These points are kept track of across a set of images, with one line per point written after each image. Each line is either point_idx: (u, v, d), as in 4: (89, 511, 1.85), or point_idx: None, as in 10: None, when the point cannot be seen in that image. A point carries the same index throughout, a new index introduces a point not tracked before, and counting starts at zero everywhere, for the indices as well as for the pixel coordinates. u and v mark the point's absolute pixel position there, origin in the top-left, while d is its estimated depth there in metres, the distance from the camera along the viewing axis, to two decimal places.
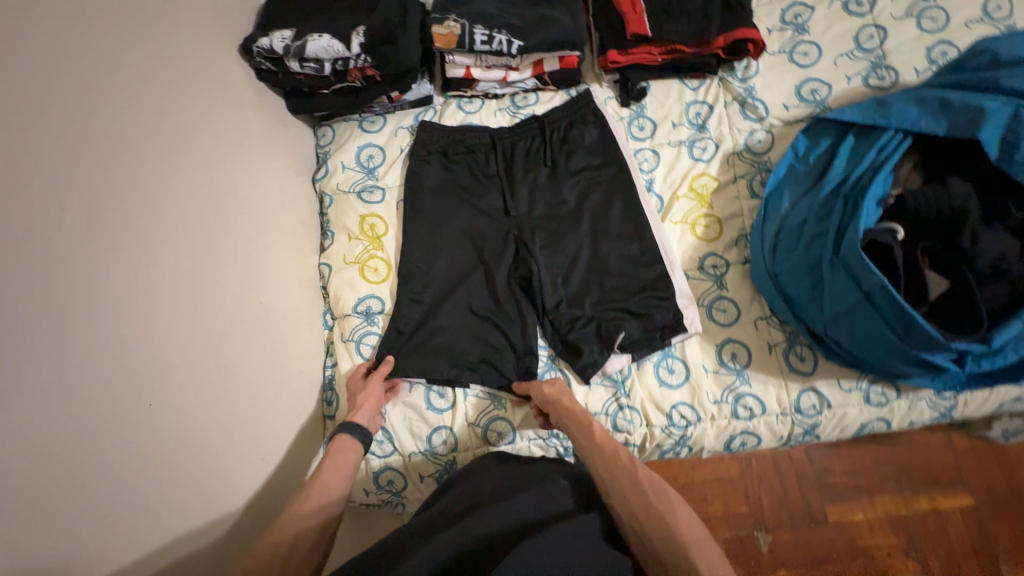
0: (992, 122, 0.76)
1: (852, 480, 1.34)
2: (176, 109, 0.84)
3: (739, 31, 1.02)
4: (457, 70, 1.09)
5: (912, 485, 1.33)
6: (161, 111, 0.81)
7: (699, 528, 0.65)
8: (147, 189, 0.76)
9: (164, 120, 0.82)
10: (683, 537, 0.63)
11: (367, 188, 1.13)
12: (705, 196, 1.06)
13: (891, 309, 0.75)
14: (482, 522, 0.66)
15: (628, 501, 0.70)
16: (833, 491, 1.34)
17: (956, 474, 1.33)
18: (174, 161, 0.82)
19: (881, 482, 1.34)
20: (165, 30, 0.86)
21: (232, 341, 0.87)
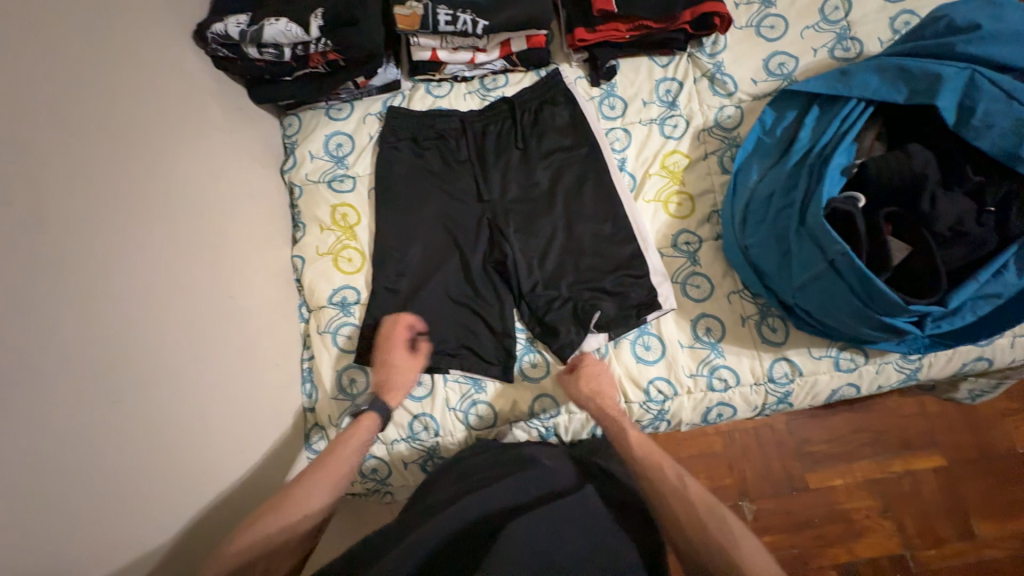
0: (949, 89, 0.77)
1: (831, 447, 1.39)
2: (132, 102, 0.81)
3: (706, 4, 1.00)
4: (423, 53, 1.07)
5: (888, 449, 1.38)
6: (116, 105, 0.78)
7: (741, 528, 0.71)
8: (106, 187, 0.73)
9: (120, 114, 0.78)
10: (729, 539, 0.69)
11: (337, 178, 1.11)
12: (677, 174, 1.07)
13: (854, 276, 0.76)
14: (468, 502, 0.70)
15: (679, 520, 0.73)
16: (813, 459, 1.38)
17: (929, 436, 1.38)
18: (133, 157, 0.79)
19: (858, 448, 1.38)
20: (114, 16, 0.82)
21: (205, 339, 0.86)
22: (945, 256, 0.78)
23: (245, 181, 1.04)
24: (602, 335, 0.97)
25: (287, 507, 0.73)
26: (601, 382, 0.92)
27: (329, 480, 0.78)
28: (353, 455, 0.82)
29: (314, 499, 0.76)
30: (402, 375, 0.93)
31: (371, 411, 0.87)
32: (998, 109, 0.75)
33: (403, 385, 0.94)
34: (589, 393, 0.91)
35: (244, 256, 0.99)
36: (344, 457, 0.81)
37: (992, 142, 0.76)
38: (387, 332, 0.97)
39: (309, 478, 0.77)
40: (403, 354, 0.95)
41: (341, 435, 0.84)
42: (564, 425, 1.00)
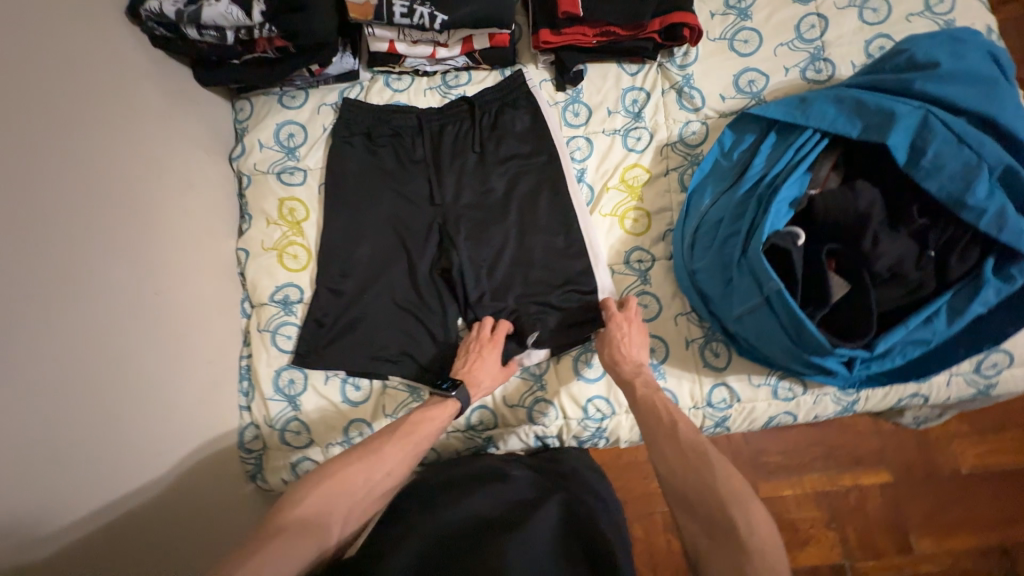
0: (901, 127, 0.75)
1: (784, 459, 1.40)
2: (50, 78, 0.75)
3: (675, 14, 0.96)
4: (380, 45, 1.02)
5: (838, 464, 1.40)
6: (30, 81, 0.72)
7: (729, 469, 0.67)
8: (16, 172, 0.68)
9: (34, 91, 0.72)
10: (713, 480, 0.66)
11: (287, 169, 1.07)
12: (636, 188, 1.05)
13: (785, 313, 0.75)
14: (444, 517, 0.73)
15: (666, 459, 0.72)
16: (766, 469, 1.40)
17: (879, 454, 1.40)
18: (50, 139, 0.73)
19: (810, 462, 1.40)
20: None
21: (133, 335, 0.81)
22: (882, 296, 0.77)
23: (186, 166, 0.98)
24: (543, 351, 0.96)
25: (373, 460, 0.73)
26: (628, 348, 0.89)
27: (413, 445, 0.77)
28: (436, 431, 0.81)
29: (395, 461, 0.75)
30: (485, 367, 0.90)
31: (451, 399, 0.85)
32: (948, 151, 0.73)
33: (484, 386, 0.90)
34: (610, 359, 0.90)
35: (182, 247, 0.94)
36: (426, 429, 0.80)
37: (940, 185, 0.74)
38: (486, 329, 0.95)
39: (396, 439, 0.77)
40: (496, 357, 0.92)
41: (422, 411, 0.82)
42: (501, 437, 1.00)
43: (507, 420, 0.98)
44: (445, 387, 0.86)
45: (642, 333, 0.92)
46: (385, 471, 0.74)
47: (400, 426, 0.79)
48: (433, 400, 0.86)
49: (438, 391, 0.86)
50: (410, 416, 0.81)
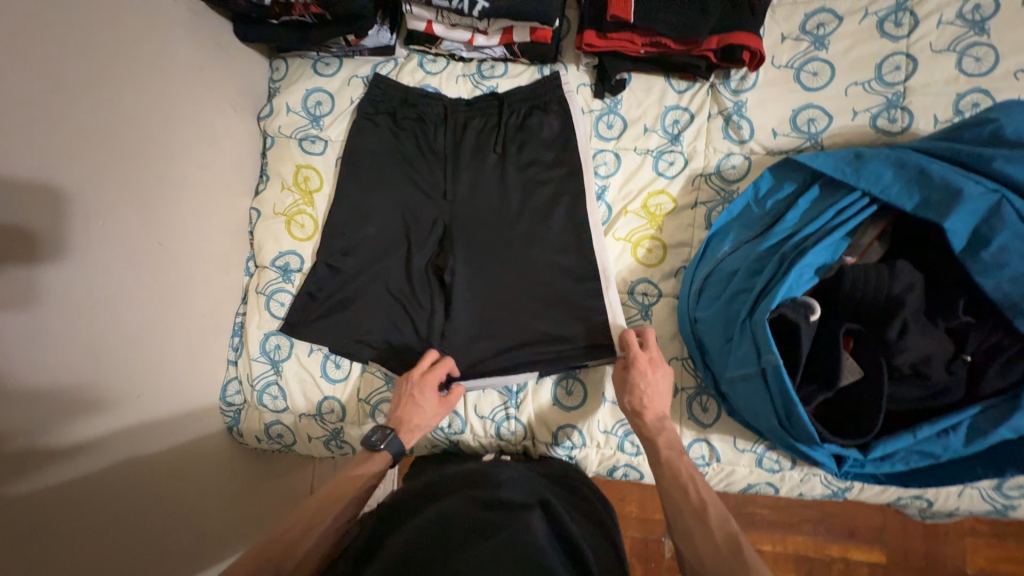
0: (964, 210, 0.65)
1: (770, 514, 1.32)
2: (80, 15, 0.75)
3: (736, 34, 0.87)
4: (416, 24, 0.98)
5: (829, 533, 1.30)
6: (58, 15, 0.72)
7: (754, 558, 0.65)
8: (30, 105, 0.69)
9: (61, 25, 0.73)
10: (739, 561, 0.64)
11: (309, 137, 1.07)
12: (657, 217, 0.98)
13: (777, 391, 0.69)
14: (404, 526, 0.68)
15: (687, 524, 0.71)
16: (749, 519, 1.33)
17: (877, 533, 1.29)
18: (72, 76, 0.74)
19: (798, 523, 1.31)
20: None
21: (130, 279, 0.84)
22: (895, 393, 0.69)
23: (209, 118, 0.99)
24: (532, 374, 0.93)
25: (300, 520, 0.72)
26: (653, 400, 0.83)
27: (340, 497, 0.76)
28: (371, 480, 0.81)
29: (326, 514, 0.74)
30: (416, 409, 0.88)
31: (384, 448, 0.83)
32: (1016, 249, 0.63)
33: (422, 426, 0.89)
34: (630, 408, 0.84)
35: (194, 199, 0.96)
36: (357, 478, 0.79)
37: (997, 284, 0.64)
38: (419, 368, 0.92)
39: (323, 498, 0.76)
40: (432, 396, 0.89)
41: (347, 469, 0.81)
42: (467, 443, 0.99)
43: (475, 429, 0.97)
44: (374, 439, 0.83)
45: (667, 384, 0.85)
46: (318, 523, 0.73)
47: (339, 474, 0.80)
48: (364, 451, 0.84)
49: (366, 445, 0.83)
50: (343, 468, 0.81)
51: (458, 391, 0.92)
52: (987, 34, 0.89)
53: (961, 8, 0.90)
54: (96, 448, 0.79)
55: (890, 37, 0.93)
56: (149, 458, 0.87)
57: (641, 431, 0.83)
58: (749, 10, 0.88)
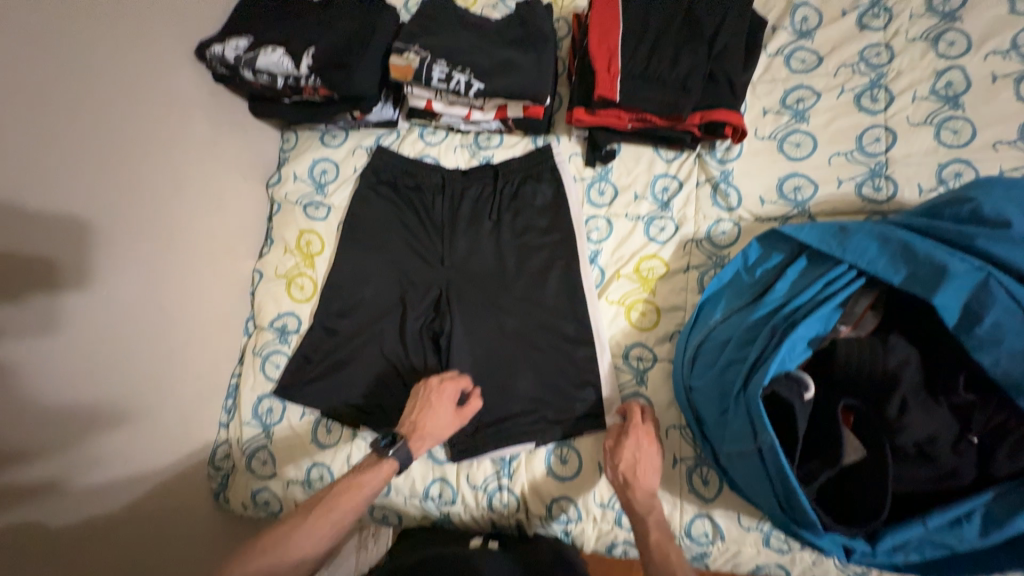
0: (951, 287, 0.65)
1: None
2: (99, 109, 0.83)
3: (717, 110, 0.92)
4: (418, 102, 1.04)
5: None
6: (79, 112, 0.80)
7: None
8: (41, 194, 0.75)
9: (79, 121, 0.80)
10: None
11: (313, 203, 1.12)
12: (649, 280, 0.99)
13: (776, 473, 0.66)
14: None
15: None
16: None
17: None
18: (85, 164, 0.81)
19: None
20: (117, 44, 0.86)
21: (124, 343, 0.87)
22: (902, 473, 0.66)
23: (218, 189, 1.05)
24: (530, 443, 0.91)
25: (280, 551, 0.73)
26: (638, 471, 0.81)
27: (326, 525, 0.75)
28: (366, 497, 0.78)
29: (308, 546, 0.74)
30: (428, 418, 0.86)
31: (390, 456, 0.81)
32: (1010, 325, 0.62)
33: (434, 435, 0.86)
34: (622, 481, 0.82)
35: (197, 265, 1.00)
36: (344, 505, 0.77)
37: (996, 361, 0.63)
38: (437, 375, 0.91)
39: (307, 524, 0.75)
40: (449, 403, 0.88)
41: (349, 479, 0.79)
42: (459, 515, 0.95)
43: (468, 500, 0.94)
44: (383, 445, 0.82)
45: (648, 449, 0.83)
46: (295, 559, 0.73)
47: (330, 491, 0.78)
48: (371, 456, 0.83)
49: (377, 447, 0.83)
50: (336, 482, 0.79)
51: (476, 401, 0.90)
52: (962, 108, 0.93)
53: (934, 84, 0.95)
54: (66, 520, 0.79)
55: (867, 111, 0.97)
56: (122, 532, 0.86)
57: (630, 505, 0.80)
58: (728, 88, 0.93)
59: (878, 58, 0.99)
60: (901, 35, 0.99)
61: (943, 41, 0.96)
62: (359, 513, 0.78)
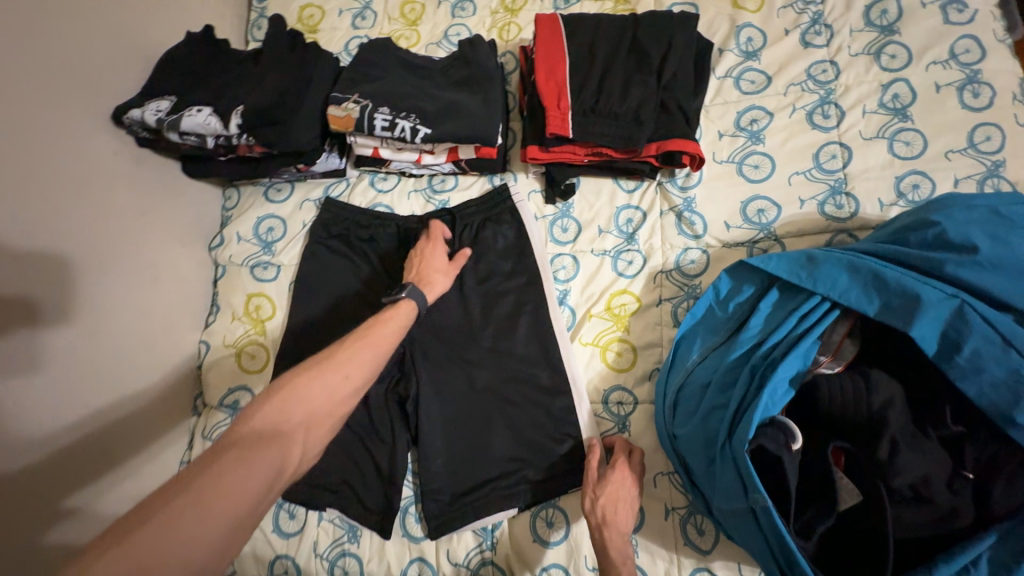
0: (928, 317, 0.62)
1: None
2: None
3: (673, 141, 0.89)
4: (364, 151, 0.98)
5: None
6: None
7: None
8: None
9: None
10: None
11: (260, 264, 1.05)
12: (622, 318, 0.94)
13: (772, 534, 0.61)
14: None
15: None
16: None
17: None
18: None
19: None
20: (21, 124, 0.79)
21: (43, 450, 0.80)
22: (901, 519, 0.62)
23: (151, 262, 0.98)
24: (511, 510, 0.85)
25: (328, 369, 0.65)
26: (617, 509, 0.76)
27: (370, 346, 0.71)
28: (400, 327, 0.76)
29: (356, 364, 0.68)
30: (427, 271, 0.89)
31: (408, 297, 0.81)
32: (990, 353, 0.60)
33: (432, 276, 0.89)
34: (599, 519, 0.76)
35: (132, 349, 0.94)
36: (382, 334, 0.73)
37: (979, 391, 0.61)
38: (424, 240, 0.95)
39: (348, 345, 0.70)
40: (437, 254, 0.92)
41: (376, 315, 0.76)
42: None
43: None
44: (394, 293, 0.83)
45: (629, 487, 0.79)
46: (345, 374, 0.66)
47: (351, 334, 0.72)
48: (386, 307, 0.80)
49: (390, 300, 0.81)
50: (360, 326, 0.74)
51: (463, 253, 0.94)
52: (910, 119, 0.93)
53: (881, 97, 0.95)
54: None
55: (820, 128, 0.96)
56: None
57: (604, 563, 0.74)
58: (683, 117, 0.91)
59: (825, 74, 0.99)
60: (844, 50, 0.99)
61: (885, 55, 0.97)
62: (393, 343, 0.74)
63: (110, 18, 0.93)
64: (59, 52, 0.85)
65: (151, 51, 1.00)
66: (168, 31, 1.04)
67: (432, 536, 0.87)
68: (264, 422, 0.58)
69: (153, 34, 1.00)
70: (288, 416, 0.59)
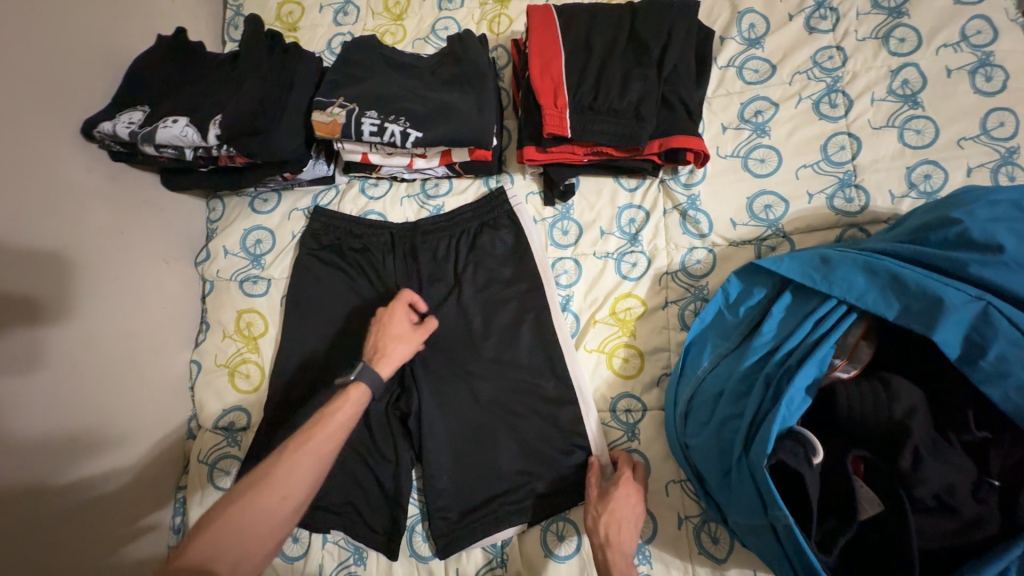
0: (952, 321, 0.59)
1: None
2: None
3: (676, 137, 0.85)
4: (352, 157, 0.94)
5: None
6: None
7: None
8: None
9: None
10: None
11: (250, 279, 1.01)
12: (628, 322, 0.91)
13: (794, 550, 0.60)
14: None
15: None
16: None
17: None
18: None
19: None
20: None
21: (34, 486, 0.77)
22: (923, 529, 0.60)
23: (133, 282, 0.93)
24: (520, 526, 0.83)
25: (263, 492, 0.63)
26: (621, 529, 0.75)
27: (313, 456, 0.66)
28: (348, 424, 0.71)
29: (298, 478, 0.64)
30: (388, 343, 0.81)
31: (360, 380, 0.75)
32: (1018, 356, 0.57)
33: (391, 350, 0.80)
34: (600, 540, 0.74)
35: (119, 376, 0.90)
36: (330, 431, 0.69)
37: (1006, 395, 0.58)
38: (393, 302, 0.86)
39: (290, 457, 0.66)
40: (403, 322, 0.83)
41: (323, 409, 0.71)
42: None
43: None
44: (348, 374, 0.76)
45: (633, 504, 0.77)
46: (282, 496, 0.63)
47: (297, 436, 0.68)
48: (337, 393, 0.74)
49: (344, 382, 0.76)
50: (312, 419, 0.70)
51: (430, 323, 0.85)
52: (921, 106, 0.89)
53: (890, 84, 0.91)
54: None
55: (828, 118, 0.92)
56: None
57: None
58: (685, 112, 0.87)
59: (832, 61, 0.94)
60: (851, 35, 0.95)
61: (893, 39, 0.93)
62: (340, 443, 0.70)
63: (72, 24, 0.86)
64: (18, 64, 0.78)
65: (120, 57, 0.94)
66: (138, 34, 0.97)
67: (440, 554, 0.85)
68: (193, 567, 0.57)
69: (120, 39, 0.94)
70: (217, 556, 0.58)
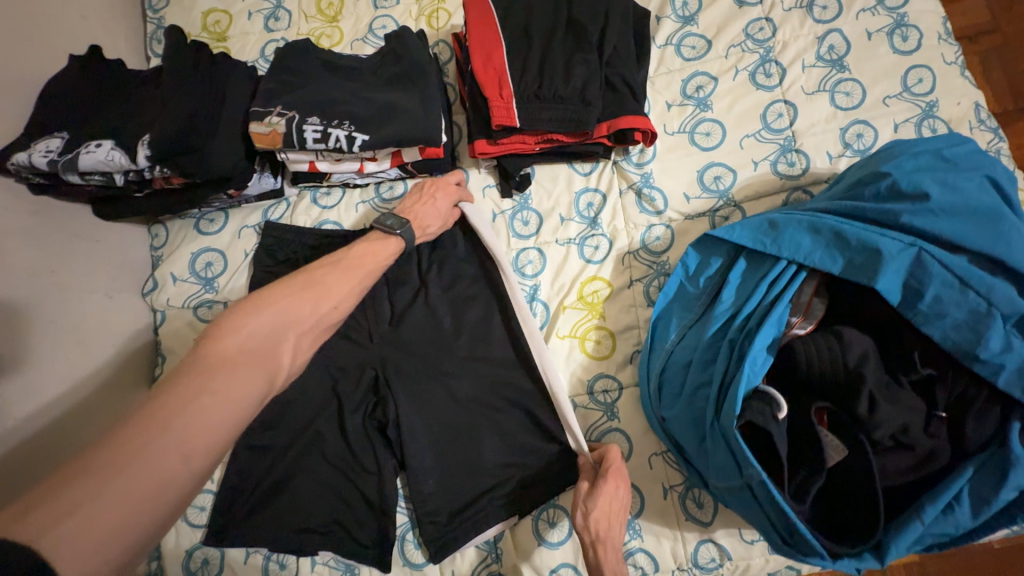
0: (890, 269, 0.63)
1: None
2: None
3: (623, 118, 0.86)
4: (299, 166, 0.91)
5: None
6: None
7: None
8: None
9: None
10: None
11: (204, 304, 0.97)
12: (596, 305, 0.92)
13: (769, 503, 0.62)
14: None
15: None
16: None
17: None
18: None
19: None
20: None
21: None
22: (885, 468, 0.64)
23: (75, 325, 0.87)
24: (511, 519, 0.84)
25: (319, 295, 0.66)
26: (611, 523, 0.75)
27: (356, 277, 0.71)
28: (382, 265, 0.77)
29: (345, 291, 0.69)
30: (427, 211, 0.87)
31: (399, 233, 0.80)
32: (950, 296, 0.62)
33: (428, 221, 0.86)
34: (591, 539, 0.74)
35: (72, 430, 0.84)
36: (368, 260, 0.75)
37: (944, 334, 0.63)
38: (449, 177, 0.92)
39: (337, 271, 0.70)
40: (446, 204, 0.89)
41: (365, 244, 0.77)
42: None
43: None
44: (390, 223, 0.81)
45: (621, 497, 0.77)
46: (335, 305, 0.67)
47: (342, 259, 0.73)
48: (376, 234, 0.80)
49: (382, 227, 0.80)
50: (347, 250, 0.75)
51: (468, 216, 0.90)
52: (848, 69, 0.94)
53: (818, 50, 0.95)
54: None
55: (764, 87, 0.96)
56: None
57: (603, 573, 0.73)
58: (630, 92, 0.88)
59: (762, 32, 0.98)
60: (778, 6, 0.98)
61: (816, 7, 0.97)
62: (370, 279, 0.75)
63: None
64: None
65: (27, 80, 0.86)
66: (49, 55, 0.90)
67: (435, 559, 0.84)
68: (247, 341, 0.57)
69: (27, 60, 0.86)
70: (277, 334, 0.59)
